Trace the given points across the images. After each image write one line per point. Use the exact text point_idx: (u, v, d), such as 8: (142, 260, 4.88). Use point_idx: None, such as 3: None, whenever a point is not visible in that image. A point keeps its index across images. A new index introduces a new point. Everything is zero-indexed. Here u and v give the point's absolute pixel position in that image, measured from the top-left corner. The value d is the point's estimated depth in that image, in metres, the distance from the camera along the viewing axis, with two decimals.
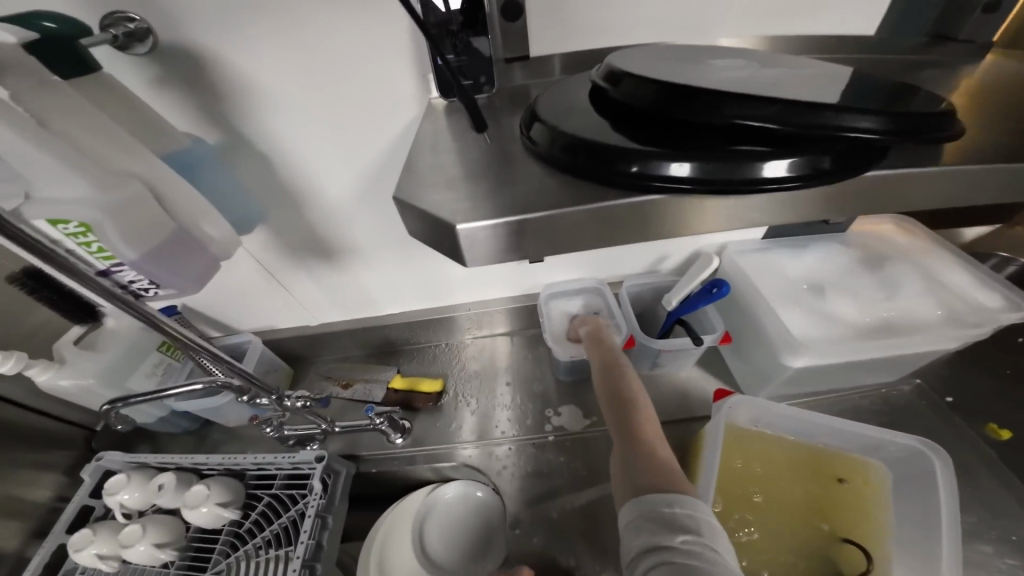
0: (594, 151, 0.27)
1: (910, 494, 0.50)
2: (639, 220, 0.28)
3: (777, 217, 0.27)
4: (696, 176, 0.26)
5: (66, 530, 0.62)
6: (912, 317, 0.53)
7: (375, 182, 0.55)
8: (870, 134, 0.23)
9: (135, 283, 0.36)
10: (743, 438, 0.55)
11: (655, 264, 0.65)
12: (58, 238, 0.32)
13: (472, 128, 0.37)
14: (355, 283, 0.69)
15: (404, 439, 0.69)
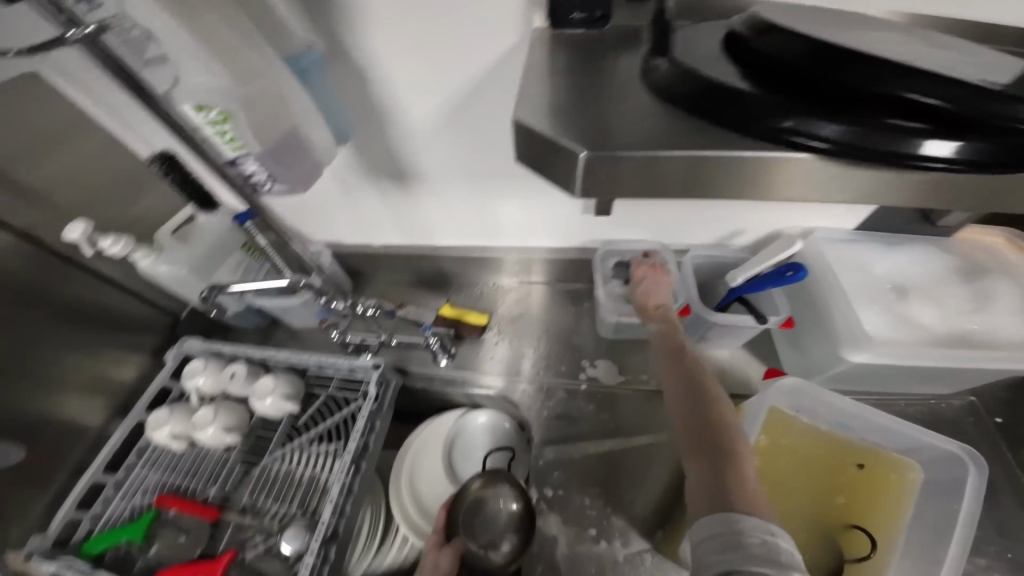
0: (729, 98, 0.27)
1: (941, 497, 0.47)
2: (768, 178, 0.27)
3: (910, 199, 0.27)
4: (841, 140, 0.25)
5: (146, 408, 0.69)
6: (1000, 334, 0.50)
7: (462, 110, 0.54)
8: None
9: (255, 177, 0.38)
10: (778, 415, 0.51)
11: (725, 238, 0.64)
12: (200, 126, 0.34)
13: (586, 67, 0.36)
14: (421, 211, 0.71)
15: (448, 362, 0.74)
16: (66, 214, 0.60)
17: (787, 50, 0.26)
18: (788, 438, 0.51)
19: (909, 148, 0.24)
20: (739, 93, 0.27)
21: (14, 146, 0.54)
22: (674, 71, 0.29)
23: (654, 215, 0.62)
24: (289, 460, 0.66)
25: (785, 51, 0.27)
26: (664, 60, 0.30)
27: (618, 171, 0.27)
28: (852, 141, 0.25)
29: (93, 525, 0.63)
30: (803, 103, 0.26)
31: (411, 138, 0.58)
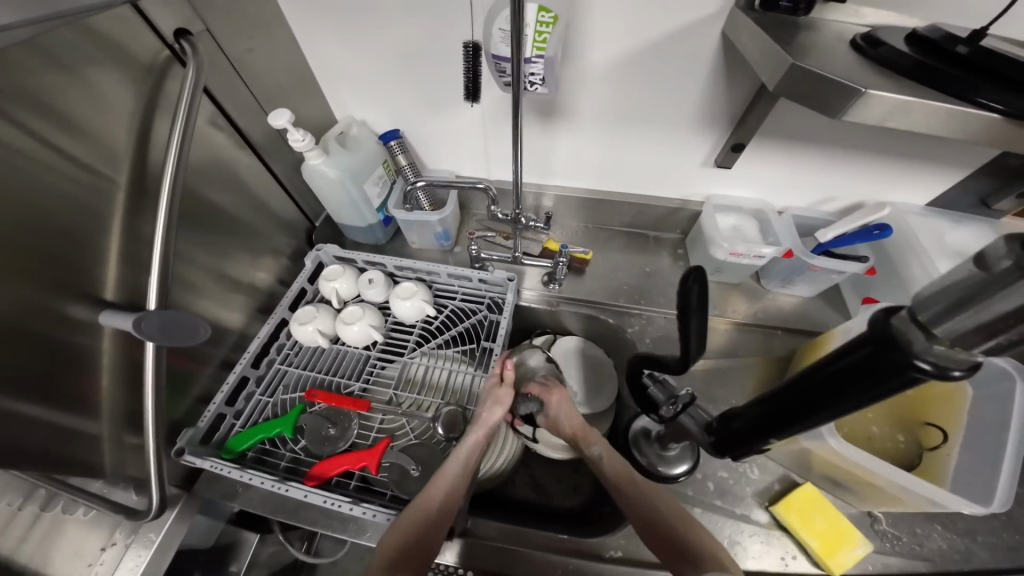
0: (931, 73, 0.41)
1: (994, 402, 0.55)
2: (952, 120, 0.41)
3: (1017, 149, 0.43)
4: (1009, 107, 0.39)
5: (287, 308, 0.72)
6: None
7: (638, 60, 0.62)
8: None
9: (533, 76, 0.47)
10: None
11: (816, 204, 0.77)
12: (529, 23, 0.43)
13: (791, 36, 0.48)
14: (552, 149, 0.79)
15: (555, 287, 0.84)
16: (253, 102, 0.65)
17: (970, 54, 0.41)
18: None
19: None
20: (937, 70, 0.41)
21: (235, 31, 0.59)
22: (878, 53, 0.44)
23: (763, 175, 0.74)
24: (427, 358, 0.71)
25: (964, 52, 0.41)
26: (881, 47, 0.44)
27: (831, 90, 0.41)
28: (1009, 107, 0.39)
29: (235, 421, 0.64)
30: (979, 86, 0.40)
31: (580, 79, 0.66)
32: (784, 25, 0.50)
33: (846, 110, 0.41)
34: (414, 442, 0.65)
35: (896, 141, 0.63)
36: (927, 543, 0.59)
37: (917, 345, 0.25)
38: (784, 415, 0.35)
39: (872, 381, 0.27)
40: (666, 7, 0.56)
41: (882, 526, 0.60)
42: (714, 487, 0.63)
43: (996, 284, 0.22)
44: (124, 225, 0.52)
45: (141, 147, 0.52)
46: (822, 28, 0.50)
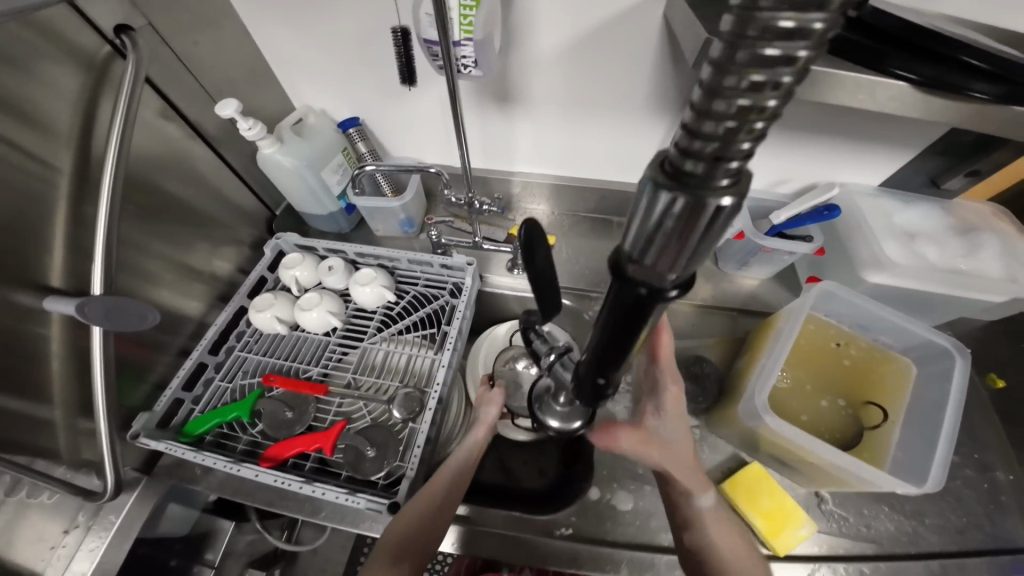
0: (851, 46, 0.43)
1: (935, 380, 0.58)
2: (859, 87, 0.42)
3: (923, 111, 0.44)
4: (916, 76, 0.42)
5: (246, 295, 0.73)
6: (988, 274, 0.63)
7: (582, 43, 0.62)
8: (982, 95, 0.41)
9: (464, 59, 0.47)
10: (819, 329, 0.65)
11: (772, 185, 0.77)
12: (453, 7, 0.43)
13: None
14: (510, 133, 0.79)
15: (517, 271, 0.84)
16: (202, 92, 0.65)
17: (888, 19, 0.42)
18: (819, 343, 0.64)
19: (957, 81, 0.41)
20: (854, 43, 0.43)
21: (180, 20, 0.59)
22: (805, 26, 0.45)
23: None
24: (388, 344, 0.72)
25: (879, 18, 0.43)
26: None
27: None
28: (917, 77, 0.42)
29: (194, 406, 0.65)
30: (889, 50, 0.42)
31: (530, 64, 0.66)
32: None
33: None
34: (370, 424, 0.66)
35: (843, 121, 0.64)
36: (873, 525, 0.61)
37: (633, 272, 0.22)
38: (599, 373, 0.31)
39: (637, 313, 0.24)
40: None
41: (828, 506, 0.62)
42: None
43: (649, 207, 0.18)
44: (73, 217, 0.53)
45: (84, 138, 0.52)
46: None
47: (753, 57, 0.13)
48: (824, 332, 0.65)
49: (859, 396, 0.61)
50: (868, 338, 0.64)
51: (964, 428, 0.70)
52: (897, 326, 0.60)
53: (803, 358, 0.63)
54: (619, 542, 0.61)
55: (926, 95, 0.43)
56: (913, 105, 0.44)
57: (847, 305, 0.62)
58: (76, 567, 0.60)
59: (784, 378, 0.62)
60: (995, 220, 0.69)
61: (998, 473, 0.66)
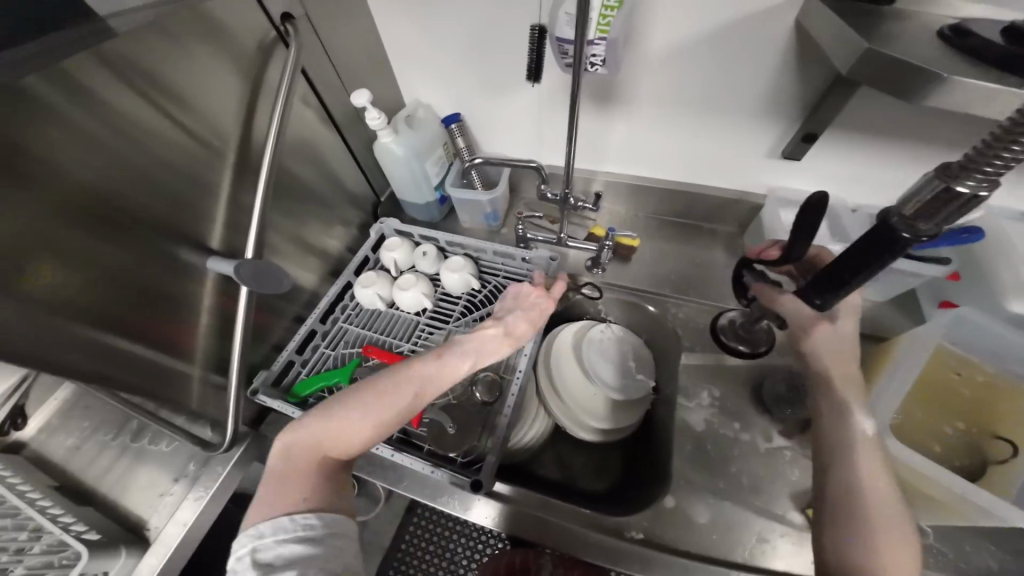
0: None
1: None
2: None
3: None
4: None
5: (351, 273, 0.81)
6: None
7: (705, 46, 0.61)
8: None
9: (593, 58, 0.50)
10: (939, 357, 0.58)
11: (895, 202, 0.71)
12: (595, 7, 0.45)
13: (878, 25, 0.45)
14: (605, 133, 0.79)
15: (598, 271, 0.85)
16: (337, 84, 0.73)
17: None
18: (935, 370, 0.57)
19: None
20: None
21: (327, 15, 0.66)
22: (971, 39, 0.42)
23: (836, 168, 0.69)
24: (470, 328, 0.76)
25: None
26: (969, 37, 0.42)
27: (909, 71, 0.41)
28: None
29: (301, 369, 0.74)
30: None
31: (641, 66, 0.66)
32: (865, 10, 0.48)
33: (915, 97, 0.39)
34: (453, 402, 0.70)
35: None
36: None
37: (909, 213, 0.34)
38: (819, 288, 0.45)
39: (882, 250, 0.37)
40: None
41: (925, 539, 0.57)
42: (749, 483, 0.64)
43: (977, 160, 0.29)
44: (229, 191, 0.62)
45: (245, 121, 0.61)
46: (907, 18, 0.47)
47: None
48: (945, 361, 0.58)
49: (983, 432, 0.54)
50: (998, 367, 0.56)
51: None
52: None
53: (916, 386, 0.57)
54: (692, 553, 0.59)
55: None
56: None
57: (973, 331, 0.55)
58: (180, 516, 0.63)
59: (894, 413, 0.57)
60: None
61: None
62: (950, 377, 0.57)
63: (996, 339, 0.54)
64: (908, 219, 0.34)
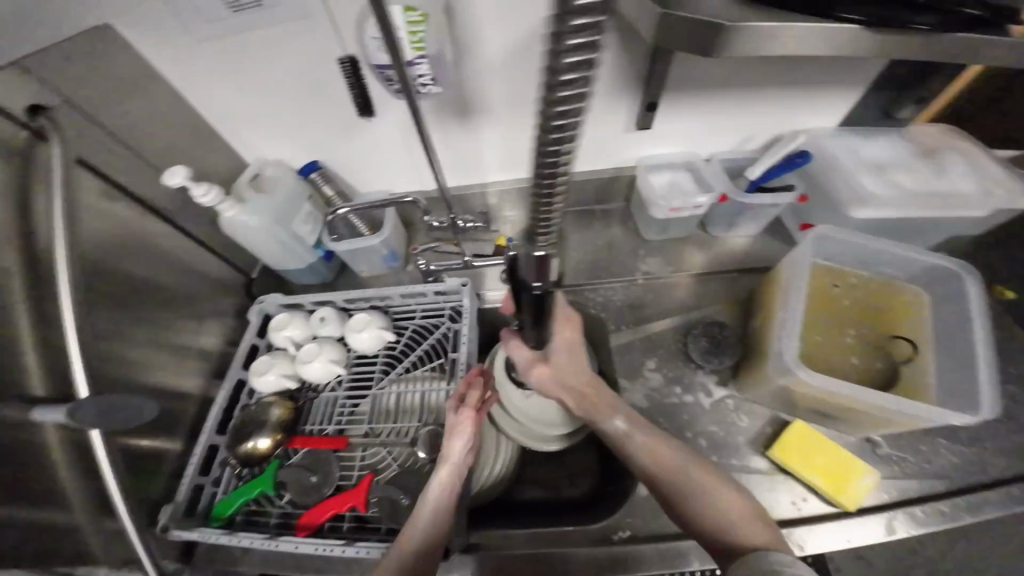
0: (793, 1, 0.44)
1: (950, 301, 0.58)
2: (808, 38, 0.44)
3: (887, 46, 0.45)
4: (867, 21, 0.43)
5: (242, 365, 0.70)
6: (965, 191, 0.66)
7: (536, 40, 0.61)
8: (924, 27, 0.42)
9: (421, 79, 0.48)
10: (823, 273, 0.64)
11: (740, 144, 0.79)
12: (398, 26, 0.43)
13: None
14: (475, 144, 0.77)
15: (515, 282, 0.83)
16: (145, 161, 0.61)
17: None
18: (825, 288, 0.62)
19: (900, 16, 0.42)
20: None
21: (99, 86, 0.54)
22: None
23: (686, 127, 0.75)
24: (398, 385, 0.69)
25: None
26: None
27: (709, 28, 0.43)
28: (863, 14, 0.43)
29: (215, 489, 0.63)
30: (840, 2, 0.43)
31: (485, 73, 0.65)
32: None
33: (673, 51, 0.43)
34: (399, 471, 0.63)
35: (797, 68, 0.65)
36: (932, 459, 0.62)
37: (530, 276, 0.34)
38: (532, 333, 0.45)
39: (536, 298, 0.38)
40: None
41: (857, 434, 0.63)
42: (707, 443, 0.65)
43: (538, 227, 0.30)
44: (22, 327, 0.47)
45: (18, 234, 0.47)
46: None
47: (552, 117, 0.23)
48: (829, 278, 0.63)
49: (884, 332, 0.60)
50: (876, 272, 0.63)
51: None
52: (890, 259, 0.62)
53: (823, 305, 0.61)
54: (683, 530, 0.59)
55: (879, 35, 0.43)
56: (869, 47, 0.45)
57: (849, 247, 0.62)
58: None
59: (816, 335, 0.59)
60: (953, 136, 0.72)
61: None
62: (849, 292, 0.62)
63: (868, 249, 0.62)
64: (537, 234, 0.30)
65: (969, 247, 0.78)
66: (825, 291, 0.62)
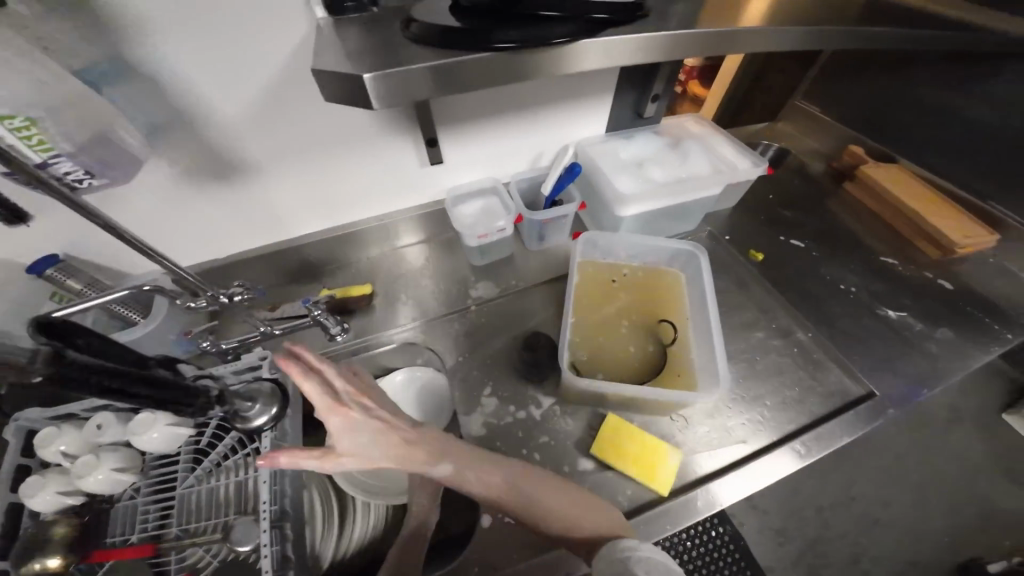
0: (459, 36, 0.40)
1: (695, 278, 0.69)
2: (474, 69, 0.40)
3: (554, 66, 0.44)
4: (517, 40, 0.40)
5: (10, 490, 0.54)
6: (702, 172, 0.78)
7: (273, 94, 0.58)
8: (563, 40, 0.41)
9: (70, 175, 0.48)
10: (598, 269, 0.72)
11: (533, 161, 0.87)
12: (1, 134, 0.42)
13: (362, 34, 0.45)
14: (263, 202, 0.71)
15: (343, 337, 0.76)
16: None
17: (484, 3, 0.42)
18: (601, 283, 0.70)
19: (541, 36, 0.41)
20: (467, 35, 0.40)
21: None
22: (427, 28, 0.41)
23: (476, 154, 0.80)
24: (207, 480, 0.58)
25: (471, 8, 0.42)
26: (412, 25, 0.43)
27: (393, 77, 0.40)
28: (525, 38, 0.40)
29: None
30: (489, 31, 0.41)
31: (233, 133, 0.61)
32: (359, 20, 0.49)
33: (378, 99, 0.38)
34: (221, 566, 0.53)
35: (553, 90, 0.74)
36: (729, 424, 0.68)
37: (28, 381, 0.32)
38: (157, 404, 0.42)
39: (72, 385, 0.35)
40: (222, 40, 0.52)
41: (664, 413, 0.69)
42: (540, 456, 0.66)
43: None
44: None
45: None
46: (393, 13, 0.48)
47: None
48: (605, 275, 0.71)
49: (654, 317, 0.68)
50: (642, 263, 0.73)
51: (757, 304, 0.80)
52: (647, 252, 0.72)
53: (602, 300, 0.69)
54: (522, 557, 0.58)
55: (533, 56, 0.42)
56: (533, 70, 0.43)
57: (614, 244, 0.71)
58: None
59: (598, 334, 0.65)
60: (692, 125, 0.89)
61: (797, 333, 0.76)
62: (624, 286, 0.70)
63: (625, 245, 0.71)
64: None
65: (735, 220, 0.93)
66: (603, 288, 0.69)
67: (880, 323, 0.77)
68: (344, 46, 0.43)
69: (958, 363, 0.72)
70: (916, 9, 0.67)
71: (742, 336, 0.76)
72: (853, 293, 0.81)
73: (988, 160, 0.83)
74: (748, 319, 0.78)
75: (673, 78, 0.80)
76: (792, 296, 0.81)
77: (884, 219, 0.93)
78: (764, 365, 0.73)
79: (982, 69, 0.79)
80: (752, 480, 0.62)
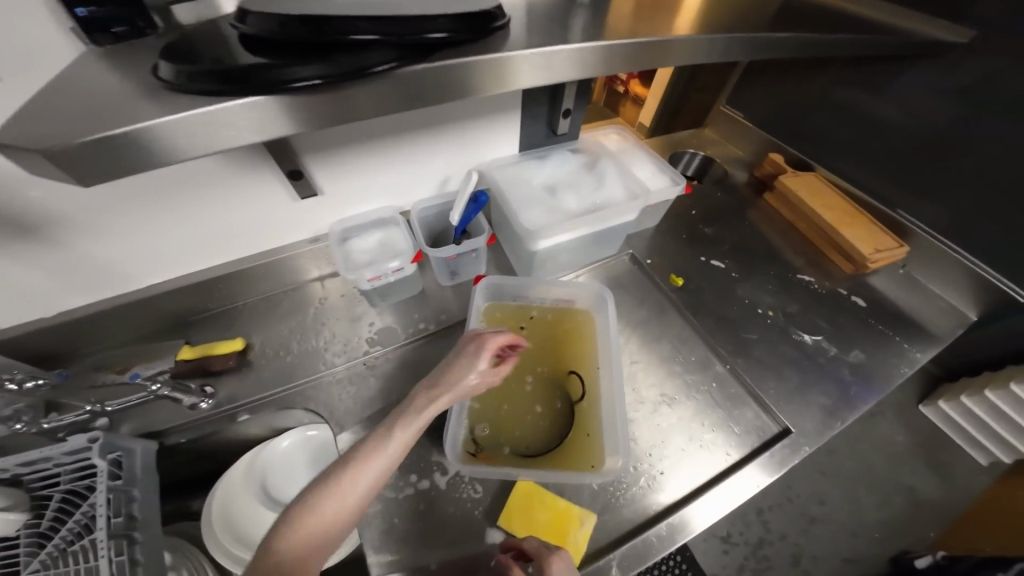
0: (232, 70, 0.30)
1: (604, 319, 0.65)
2: (274, 113, 0.32)
3: (388, 99, 0.35)
4: (321, 73, 0.31)
5: None
6: (615, 197, 0.72)
7: None
8: (386, 64, 0.32)
9: None
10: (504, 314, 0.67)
11: (440, 186, 0.78)
12: None
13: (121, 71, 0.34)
14: (90, 256, 0.60)
15: (207, 403, 0.66)
16: None
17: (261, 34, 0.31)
18: (507, 331, 0.65)
19: (354, 64, 0.32)
20: (243, 73, 0.30)
21: None
22: (186, 72, 0.30)
23: (365, 185, 0.70)
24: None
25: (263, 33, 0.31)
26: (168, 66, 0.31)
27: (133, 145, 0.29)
28: (325, 72, 0.31)
29: None
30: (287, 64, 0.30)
31: (13, 187, 0.49)
32: (129, 56, 0.37)
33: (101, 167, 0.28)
34: None
35: (443, 113, 0.66)
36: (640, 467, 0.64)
37: None
38: None
39: None
40: None
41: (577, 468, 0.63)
42: (442, 533, 0.58)
43: None
44: None
45: None
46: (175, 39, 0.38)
47: None
48: (511, 321, 0.66)
49: (563, 369, 0.62)
50: (551, 303, 0.68)
51: (674, 335, 0.77)
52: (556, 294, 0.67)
53: None
54: None
55: (352, 92, 0.33)
56: (359, 106, 0.34)
57: (519, 284, 0.66)
58: None
59: (502, 396, 0.59)
60: (610, 139, 0.83)
61: (714, 365, 0.73)
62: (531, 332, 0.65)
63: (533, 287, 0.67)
64: None
65: (656, 241, 0.88)
66: None
67: (795, 348, 0.75)
68: (82, 97, 0.31)
69: (868, 386, 0.71)
70: (824, 20, 0.63)
71: (659, 371, 0.72)
72: (768, 316, 0.79)
73: (892, 170, 0.82)
74: (666, 352, 0.75)
75: (584, 94, 0.73)
76: (710, 321, 0.78)
77: (803, 232, 0.91)
78: (681, 403, 0.69)
79: (884, 77, 0.77)
80: (669, 539, 0.58)
